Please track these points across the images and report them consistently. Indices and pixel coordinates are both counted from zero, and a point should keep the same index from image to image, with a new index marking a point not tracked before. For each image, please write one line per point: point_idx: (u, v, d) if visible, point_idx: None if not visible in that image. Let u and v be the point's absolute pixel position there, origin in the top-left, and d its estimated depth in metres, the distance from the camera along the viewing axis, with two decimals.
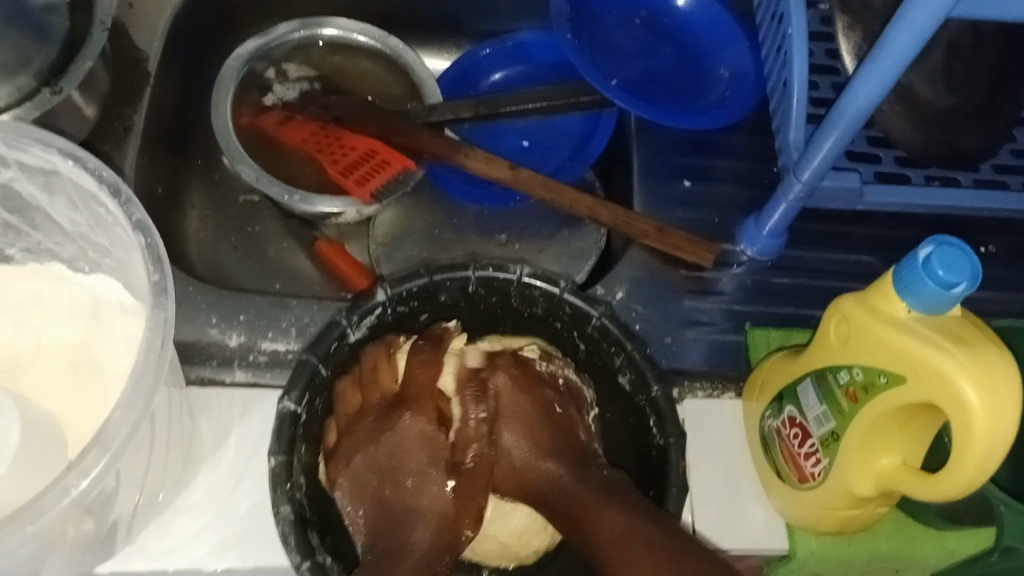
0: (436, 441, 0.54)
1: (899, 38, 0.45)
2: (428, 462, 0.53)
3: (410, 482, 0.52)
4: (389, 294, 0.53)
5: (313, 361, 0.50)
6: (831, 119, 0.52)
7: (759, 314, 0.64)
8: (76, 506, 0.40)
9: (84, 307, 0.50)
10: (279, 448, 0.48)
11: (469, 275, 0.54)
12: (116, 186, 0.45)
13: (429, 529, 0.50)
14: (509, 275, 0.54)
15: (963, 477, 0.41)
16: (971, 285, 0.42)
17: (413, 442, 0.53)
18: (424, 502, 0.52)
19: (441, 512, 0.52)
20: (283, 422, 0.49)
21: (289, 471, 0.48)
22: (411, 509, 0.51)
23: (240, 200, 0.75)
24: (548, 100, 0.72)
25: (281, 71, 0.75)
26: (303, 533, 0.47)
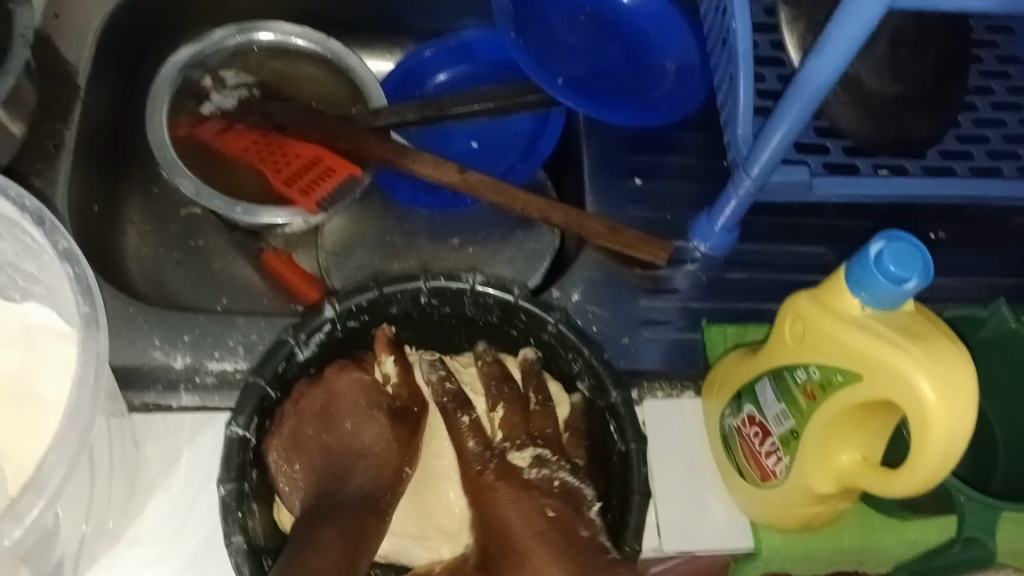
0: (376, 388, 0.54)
1: (843, 31, 0.45)
2: (365, 407, 0.53)
3: (349, 425, 0.53)
4: (337, 309, 0.52)
5: (260, 384, 0.50)
6: (777, 115, 0.52)
7: (715, 310, 0.64)
8: (11, 553, 0.38)
9: (15, 338, 0.48)
10: (228, 476, 0.47)
11: (420, 286, 0.53)
12: (40, 215, 0.43)
13: (372, 471, 0.51)
14: (461, 284, 0.53)
15: (922, 473, 0.41)
16: (923, 280, 0.41)
17: (349, 389, 0.53)
18: (365, 444, 0.52)
19: (382, 461, 0.52)
20: (232, 449, 0.48)
21: (240, 498, 0.47)
22: (353, 452, 0.52)
23: (182, 213, 0.73)
24: (497, 100, 0.71)
25: (218, 79, 0.73)
26: (256, 563, 0.46)
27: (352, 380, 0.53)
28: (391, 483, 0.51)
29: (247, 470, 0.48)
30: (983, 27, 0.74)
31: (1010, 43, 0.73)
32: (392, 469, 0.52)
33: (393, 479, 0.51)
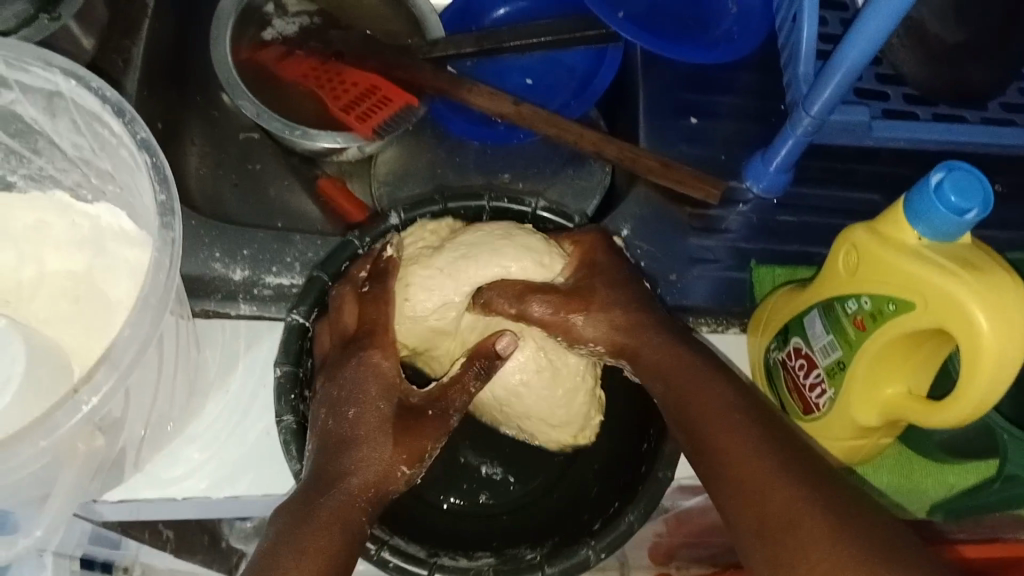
0: (393, 383, 0.49)
1: None
2: (377, 395, 0.48)
3: (352, 411, 0.47)
4: (402, 218, 0.54)
5: (323, 278, 0.51)
6: (839, 55, 0.51)
7: (765, 252, 0.64)
8: (89, 424, 0.40)
9: (86, 234, 0.50)
10: (285, 359, 0.50)
11: (484, 205, 0.55)
12: (119, 107, 0.44)
13: (361, 468, 0.46)
14: (525, 207, 0.56)
15: (968, 402, 0.41)
16: (983, 211, 0.41)
17: (369, 374, 0.48)
18: (363, 435, 0.47)
19: (379, 476, 0.46)
20: (291, 334, 0.50)
21: (295, 381, 0.49)
22: (351, 440, 0.47)
23: (241, 137, 0.74)
24: (553, 35, 0.71)
25: (280, 5, 0.74)
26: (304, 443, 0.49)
27: (365, 367, 0.49)
28: (368, 503, 0.45)
29: (305, 356, 0.51)
30: None
31: None
32: (376, 483, 0.46)
33: (369, 498, 0.45)
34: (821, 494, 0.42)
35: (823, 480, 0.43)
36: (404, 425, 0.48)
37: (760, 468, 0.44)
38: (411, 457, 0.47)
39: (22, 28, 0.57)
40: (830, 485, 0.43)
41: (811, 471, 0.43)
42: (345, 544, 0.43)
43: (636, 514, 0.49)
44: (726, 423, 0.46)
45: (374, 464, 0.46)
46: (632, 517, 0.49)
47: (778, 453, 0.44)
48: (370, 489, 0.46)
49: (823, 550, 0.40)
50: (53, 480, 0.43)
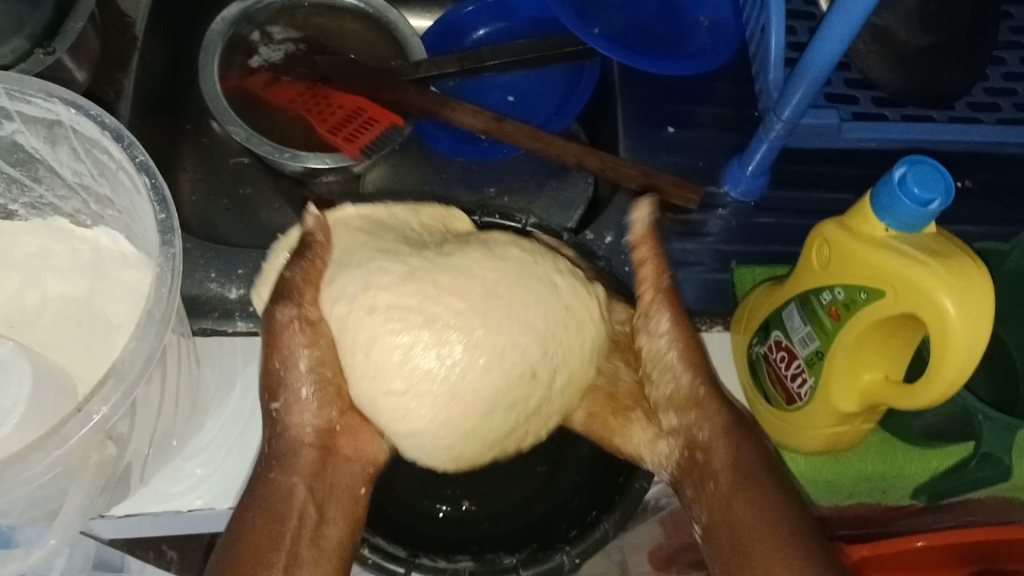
0: (292, 334, 0.47)
1: None
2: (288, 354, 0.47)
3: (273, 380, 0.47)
4: None
5: None
6: (800, 69, 0.54)
7: (744, 253, 0.66)
8: (98, 435, 0.41)
9: (88, 260, 0.52)
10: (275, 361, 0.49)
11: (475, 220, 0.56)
12: (118, 132, 0.46)
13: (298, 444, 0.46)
14: (514, 223, 0.56)
15: (937, 385, 0.43)
16: (945, 201, 0.44)
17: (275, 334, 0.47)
18: (288, 401, 0.47)
19: (308, 430, 0.47)
20: None
21: None
22: (278, 406, 0.47)
23: (231, 162, 0.76)
24: (534, 53, 0.74)
25: (266, 34, 0.76)
26: None
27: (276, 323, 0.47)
28: (320, 458, 0.47)
29: None
30: None
31: None
32: (320, 433, 0.47)
33: (317, 451, 0.47)
34: (752, 487, 0.45)
35: (755, 471, 0.45)
36: (266, 371, 0.48)
37: (709, 470, 0.47)
38: (295, 390, 0.47)
39: (19, 63, 0.59)
40: (767, 482, 0.45)
41: (745, 471, 0.45)
42: (324, 517, 0.45)
43: (610, 522, 0.49)
44: (749, 492, 0.44)
45: (301, 416, 0.47)
46: (606, 525, 0.49)
47: (725, 457, 0.46)
48: (312, 443, 0.47)
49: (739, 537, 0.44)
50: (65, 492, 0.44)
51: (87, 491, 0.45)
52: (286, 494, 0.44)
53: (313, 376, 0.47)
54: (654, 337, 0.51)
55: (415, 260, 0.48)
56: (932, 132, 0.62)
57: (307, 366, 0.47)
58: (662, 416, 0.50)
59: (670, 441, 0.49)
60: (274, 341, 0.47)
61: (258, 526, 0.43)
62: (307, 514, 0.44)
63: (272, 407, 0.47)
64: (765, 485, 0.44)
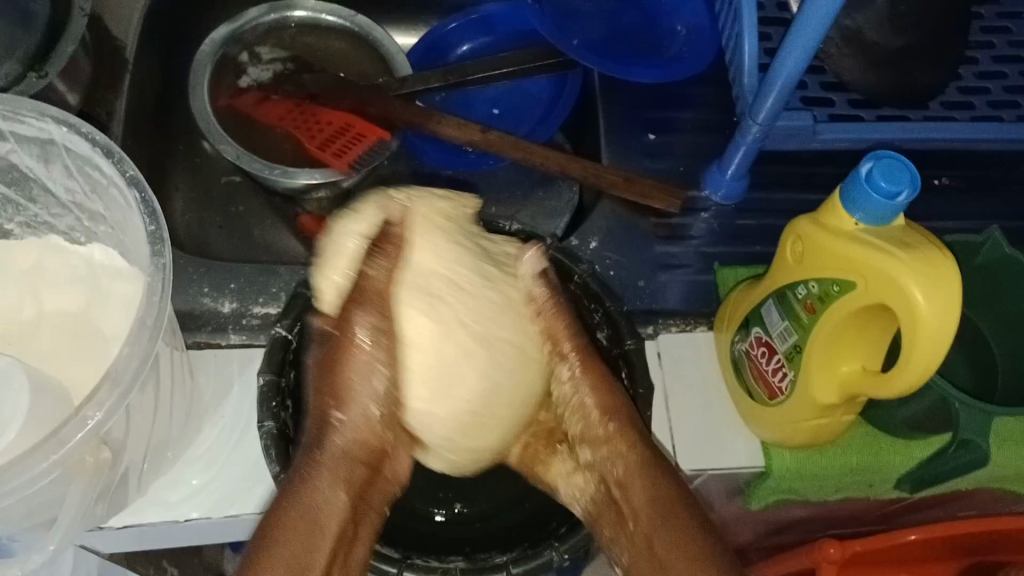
0: (369, 354, 0.48)
1: None
2: (368, 367, 0.48)
3: (344, 383, 0.47)
4: None
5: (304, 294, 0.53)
6: (772, 74, 0.55)
7: (727, 254, 0.67)
8: (94, 439, 0.42)
9: (84, 275, 0.53)
10: (267, 369, 0.51)
11: None
12: (109, 148, 0.48)
13: (350, 455, 0.47)
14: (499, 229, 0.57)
15: (911, 373, 0.45)
16: (912, 192, 0.45)
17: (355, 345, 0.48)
18: (354, 413, 0.48)
19: (359, 447, 0.48)
20: (274, 348, 0.51)
21: (277, 391, 0.51)
22: (341, 415, 0.47)
23: (222, 181, 0.77)
24: (515, 64, 0.76)
25: (254, 54, 0.77)
26: (283, 447, 0.50)
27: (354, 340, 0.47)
28: (365, 476, 0.48)
29: (288, 368, 0.52)
30: None
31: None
32: (368, 452, 0.48)
33: (363, 469, 0.48)
34: (667, 517, 0.46)
35: (665, 500, 0.47)
36: (330, 376, 0.48)
37: (621, 506, 0.48)
38: (362, 406, 0.48)
39: (13, 87, 0.61)
40: (681, 514, 0.46)
41: (658, 502, 0.47)
42: (359, 540, 0.46)
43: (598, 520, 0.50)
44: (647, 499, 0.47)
45: (358, 430, 0.48)
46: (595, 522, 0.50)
47: (632, 488, 0.48)
48: (360, 460, 0.48)
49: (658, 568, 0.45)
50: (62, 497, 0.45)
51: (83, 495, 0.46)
52: (331, 510, 0.45)
53: (383, 397, 0.49)
54: (560, 383, 0.52)
55: (481, 279, 0.51)
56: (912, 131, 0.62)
57: (377, 387, 0.48)
58: (578, 450, 0.52)
59: (586, 475, 0.51)
60: (344, 348, 0.47)
61: (298, 541, 0.44)
62: (346, 533, 0.46)
63: (332, 414, 0.48)
64: (676, 515, 0.46)
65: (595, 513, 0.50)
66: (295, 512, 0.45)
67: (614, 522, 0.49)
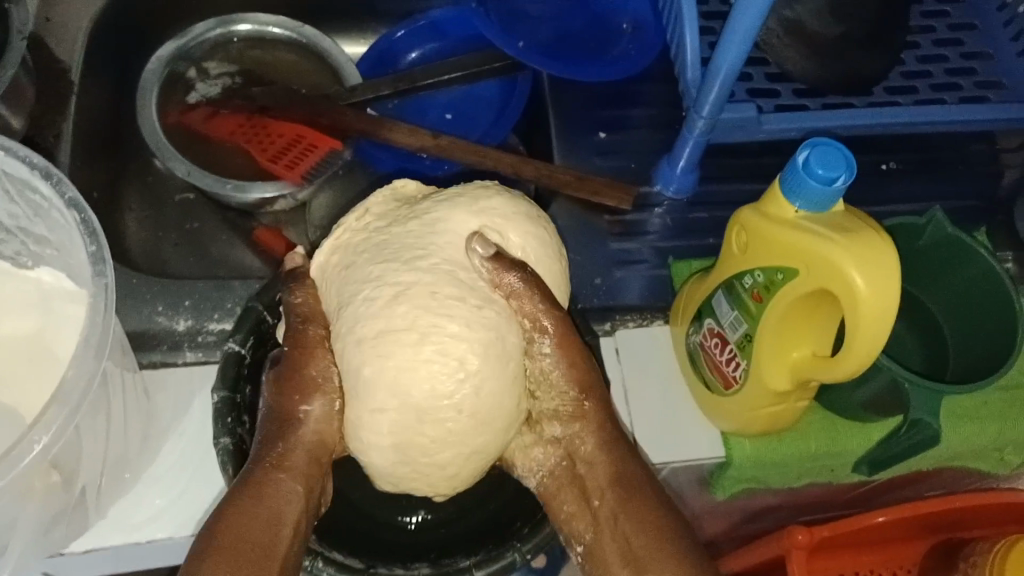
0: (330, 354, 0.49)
1: None
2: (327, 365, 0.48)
3: (307, 379, 0.48)
4: None
5: (257, 307, 0.53)
6: (711, 69, 0.56)
7: (682, 248, 0.68)
8: (43, 462, 0.42)
9: (31, 299, 0.53)
10: (221, 385, 0.51)
11: None
12: (47, 170, 0.48)
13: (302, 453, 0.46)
14: None
15: (856, 355, 0.45)
16: (848, 177, 0.46)
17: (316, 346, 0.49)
18: (310, 414, 0.47)
19: (315, 445, 0.47)
20: (228, 363, 0.51)
21: (233, 406, 0.51)
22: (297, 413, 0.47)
23: (176, 199, 0.77)
24: (464, 69, 0.76)
25: (202, 69, 0.77)
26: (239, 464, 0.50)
27: (316, 339, 0.49)
28: (319, 473, 0.47)
29: (243, 383, 0.52)
30: None
31: None
32: (320, 448, 0.47)
33: (314, 462, 0.47)
34: (630, 497, 0.47)
35: (627, 477, 0.47)
36: (298, 367, 0.48)
37: (587, 483, 0.48)
38: (326, 399, 0.48)
39: None
40: (644, 494, 0.47)
41: (624, 480, 0.47)
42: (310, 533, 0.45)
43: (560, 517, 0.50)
44: (627, 488, 0.47)
45: (315, 425, 0.47)
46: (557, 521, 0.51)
47: (596, 464, 0.48)
48: (314, 456, 0.47)
49: (624, 545, 0.46)
50: (14, 518, 0.46)
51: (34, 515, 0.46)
52: (292, 497, 0.45)
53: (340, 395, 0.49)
54: (537, 358, 0.49)
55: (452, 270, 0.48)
56: (861, 118, 0.63)
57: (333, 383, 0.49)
58: (544, 425, 0.51)
59: (547, 449, 0.51)
60: (308, 347, 0.48)
61: (260, 529, 0.43)
62: (302, 526, 0.45)
63: (298, 407, 0.47)
64: (642, 491, 0.47)
65: (553, 487, 0.50)
66: (244, 499, 0.43)
67: (575, 499, 0.49)
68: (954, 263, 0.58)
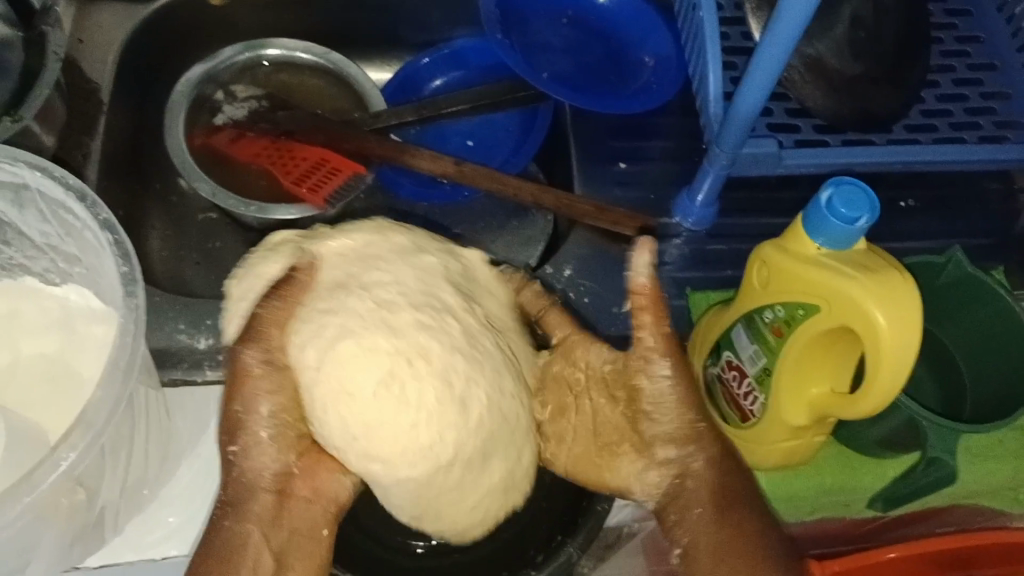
0: (267, 384, 0.47)
1: (782, 25, 0.51)
2: (265, 394, 0.47)
3: (239, 415, 0.47)
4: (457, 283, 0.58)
5: None
6: (734, 105, 0.57)
7: (699, 279, 0.68)
8: (68, 480, 0.43)
9: (57, 315, 0.54)
10: None
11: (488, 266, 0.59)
12: (82, 192, 0.49)
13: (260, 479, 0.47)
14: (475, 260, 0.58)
15: (877, 393, 0.46)
16: (871, 217, 0.47)
17: (242, 382, 0.47)
18: (255, 451, 0.47)
19: (264, 474, 0.47)
20: None
21: None
22: (239, 453, 0.47)
23: (200, 219, 0.77)
24: (488, 98, 0.77)
25: (229, 92, 0.79)
26: None
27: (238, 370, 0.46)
28: (276, 502, 0.47)
29: None
30: (941, 9, 0.77)
31: (968, 23, 0.76)
32: (276, 477, 0.47)
33: (274, 496, 0.47)
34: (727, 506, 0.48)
35: (727, 487, 0.49)
36: (226, 412, 0.47)
37: (688, 494, 0.50)
38: (257, 434, 0.47)
39: None
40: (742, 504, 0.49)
41: (723, 489, 0.49)
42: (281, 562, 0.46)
43: (575, 546, 0.50)
44: (735, 498, 0.49)
45: (257, 459, 0.47)
46: (572, 548, 0.50)
47: (705, 481, 0.49)
48: (270, 488, 0.47)
49: (712, 548, 0.48)
50: (39, 533, 0.46)
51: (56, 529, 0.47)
52: (242, 541, 0.45)
53: (274, 421, 0.47)
54: (656, 379, 0.50)
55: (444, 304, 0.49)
56: (885, 155, 0.63)
57: (268, 410, 0.47)
58: (657, 449, 0.51)
59: (661, 473, 0.51)
60: (239, 384, 0.47)
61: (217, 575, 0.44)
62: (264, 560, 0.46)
63: (228, 452, 0.47)
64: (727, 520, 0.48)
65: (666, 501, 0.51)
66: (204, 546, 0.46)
67: (676, 510, 0.50)
68: (972, 302, 0.58)
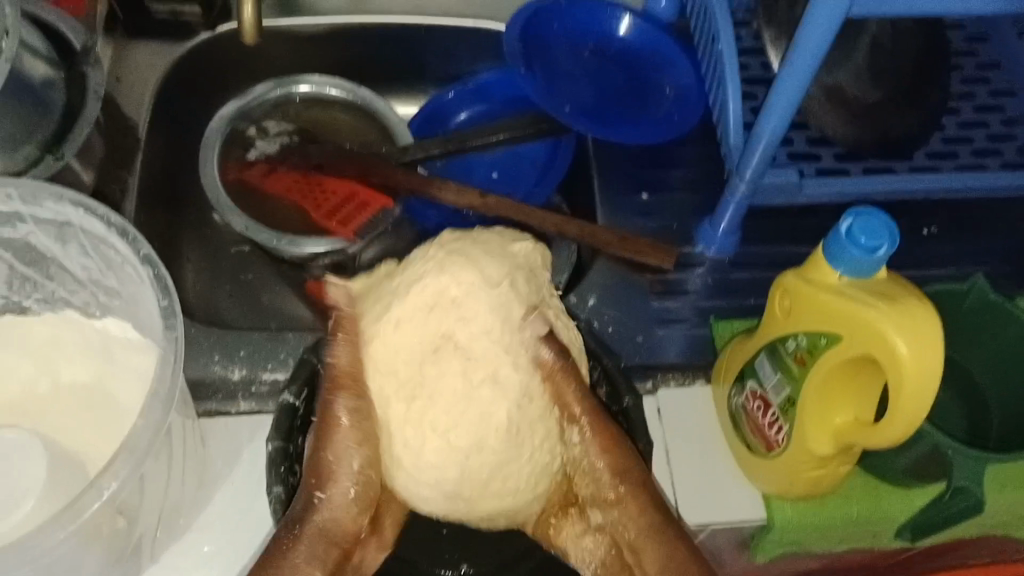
0: (359, 433, 0.49)
1: (797, 60, 0.52)
2: (355, 444, 0.49)
3: (330, 456, 0.48)
4: None
5: (311, 359, 0.54)
6: (754, 136, 0.58)
7: (723, 308, 0.69)
8: (109, 507, 0.45)
9: (97, 346, 0.55)
10: (276, 435, 0.51)
11: None
12: (123, 228, 0.51)
13: (346, 513, 0.47)
14: None
15: (902, 420, 0.46)
16: (890, 246, 0.48)
17: (342, 427, 0.49)
18: (340, 488, 0.47)
19: (339, 527, 0.46)
20: (282, 414, 0.52)
21: (285, 456, 0.51)
22: (325, 491, 0.46)
23: (232, 251, 0.79)
24: (510, 131, 0.78)
25: (261, 129, 0.80)
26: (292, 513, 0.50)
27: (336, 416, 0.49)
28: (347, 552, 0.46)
29: (297, 435, 0.52)
30: (961, 37, 0.78)
31: (990, 50, 0.77)
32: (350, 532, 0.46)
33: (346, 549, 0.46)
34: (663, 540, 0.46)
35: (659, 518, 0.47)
36: (317, 458, 0.47)
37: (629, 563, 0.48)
38: (344, 484, 0.47)
39: (31, 168, 0.63)
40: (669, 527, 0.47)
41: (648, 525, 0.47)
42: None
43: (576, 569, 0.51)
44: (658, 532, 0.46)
45: (341, 506, 0.47)
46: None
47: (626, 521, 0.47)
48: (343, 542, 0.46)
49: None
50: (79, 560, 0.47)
51: (96, 556, 0.48)
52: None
53: (361, 475, 0.48)
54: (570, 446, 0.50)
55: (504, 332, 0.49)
56: (905, 185, 0.64)
57: (357, 465, 0.48)
58: (589, 514, 0.50)
59: (596, 540, 0.49)
60: (328, 436, 0.48)
61: None
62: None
63: (313, 493, 0.46)
64: (665, 532, 0.46)
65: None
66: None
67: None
68: (995, 329, 0.59)
